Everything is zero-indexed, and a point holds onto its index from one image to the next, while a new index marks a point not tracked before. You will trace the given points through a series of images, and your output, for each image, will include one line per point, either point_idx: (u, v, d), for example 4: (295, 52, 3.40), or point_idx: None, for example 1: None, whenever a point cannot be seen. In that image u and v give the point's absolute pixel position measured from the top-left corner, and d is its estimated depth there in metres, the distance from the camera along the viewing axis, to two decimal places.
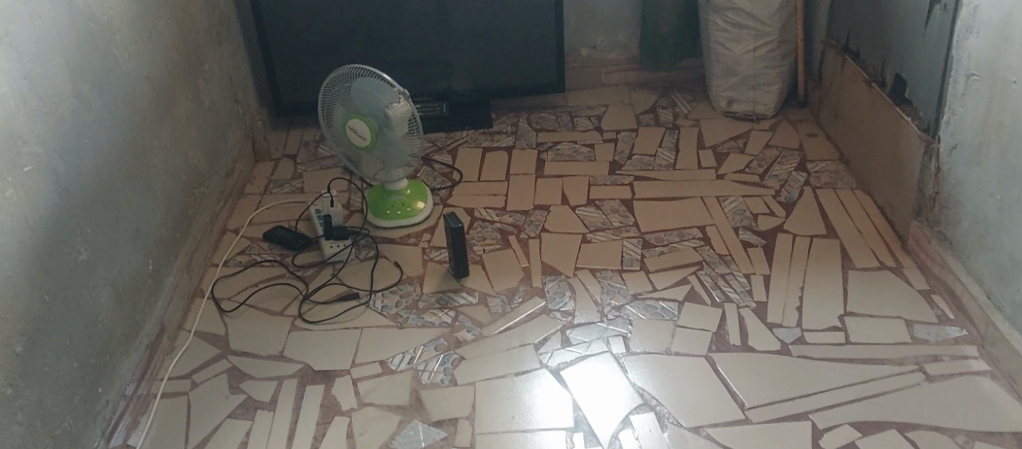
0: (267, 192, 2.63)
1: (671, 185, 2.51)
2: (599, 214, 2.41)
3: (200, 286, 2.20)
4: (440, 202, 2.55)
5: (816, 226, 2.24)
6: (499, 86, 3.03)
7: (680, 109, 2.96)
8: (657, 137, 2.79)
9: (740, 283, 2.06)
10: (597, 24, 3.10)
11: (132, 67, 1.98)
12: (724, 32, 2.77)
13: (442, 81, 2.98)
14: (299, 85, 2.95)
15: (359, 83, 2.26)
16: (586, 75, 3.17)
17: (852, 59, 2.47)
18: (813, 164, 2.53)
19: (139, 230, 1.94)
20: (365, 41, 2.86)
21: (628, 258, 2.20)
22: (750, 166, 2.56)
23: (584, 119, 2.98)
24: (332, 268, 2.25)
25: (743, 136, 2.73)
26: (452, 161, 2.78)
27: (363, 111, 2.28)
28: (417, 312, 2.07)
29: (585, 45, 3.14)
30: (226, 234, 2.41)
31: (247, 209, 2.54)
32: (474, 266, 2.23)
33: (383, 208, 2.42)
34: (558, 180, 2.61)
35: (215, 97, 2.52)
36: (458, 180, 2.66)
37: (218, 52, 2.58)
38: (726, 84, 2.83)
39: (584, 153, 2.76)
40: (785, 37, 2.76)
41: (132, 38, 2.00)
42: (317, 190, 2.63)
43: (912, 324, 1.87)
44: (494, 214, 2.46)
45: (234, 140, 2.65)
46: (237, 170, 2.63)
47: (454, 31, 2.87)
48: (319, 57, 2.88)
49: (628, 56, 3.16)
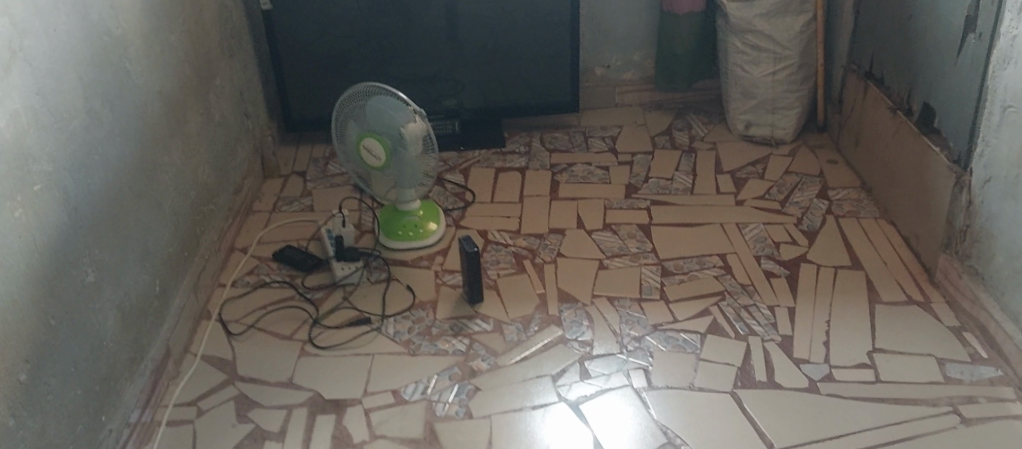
0: (276, 210, 2.57)
1: (689, 210, 2.45)
2: (616, 239, 2.35)
3: (208, 307, 2.14)
4: (453, 224, 2.49)
5: (840, 257, 2.19)
6: (512, 104, 2.98)
7: (696, 132, 2.91)
8: (673, 161, 2.74)
9: (764, 315, 2.00)
10: (612, 43, 3.05)
11: (144, 82, 1.93)
12: (743, 54, 2.72)
13: (452, 98, 2.94)
14: (309, 99, 2.90)
15: (374, 102, 2.21)
16: (600, 95, 3.12)
17: (875, 85, 2.41)
18: (834, 191, 2.48)
19: (148, 250, 1.88)
20: (376, 55, 2.81)
21: (646, 286, 2.14)
22: (770, 192, 2.51)
23: (598, 140, 2.93)
24: (342, 291, 2.19)
25: (762, 161, 2.68)
26: (464, 181, 2.73)
27: (378, 130, 2.23)
28: (430, 339, 2.01)
29: (599, 64, 3.09)
30: (234, 254, 2.36)
31: (255, 227, 2.48)
32: (489, 292, 2.17)
33: (394, 228, 2.36)
34: (573, 203, 2.56)
35: (225, 112, 2.46)
36: (470, 201, 2.61)
37: (229, 65, 2.53)
38: (744, 107, 2.78)
39: (599, 175, 2.70)
40: (805, 61, 2.71)
41: (144, 52, 1.95)
42: (327, 209, 2.57)
43: (943, 363, 1.82)
44: (508, 237, 2.41)
45: (243, 156, 2.59)
46: (245, 186, 2.57)
47: (466, 48, 2.83)
48: (330, 71, 2.83)
49: (643, 76, 3.11)
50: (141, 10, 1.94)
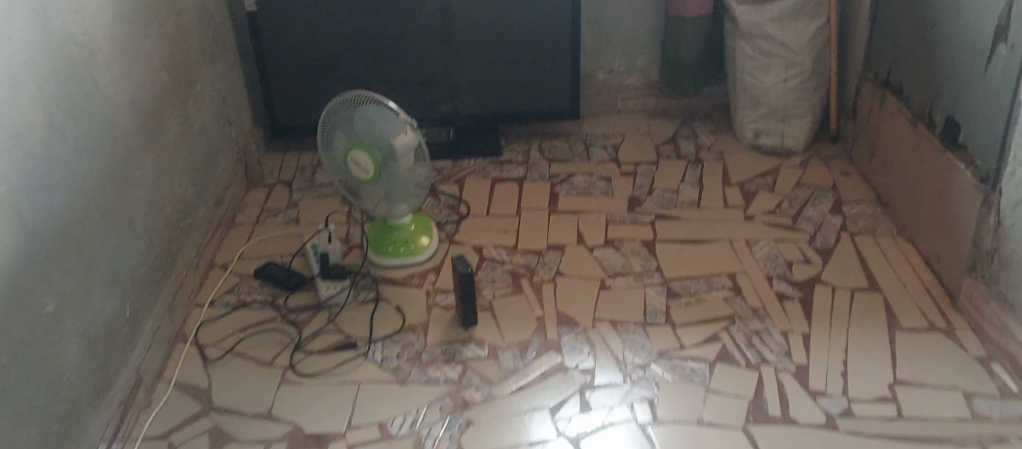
0: (259, 223, 2.44)
1: (695, 226, 2.32)
2: (618, 257, 2.22)
3: (184, 329, 2.01)
4: (446, 239, 2.36)
5: (857, 279, 2.06)
6: (509, 111, 2.85)
7: (702, 141, 2.78)
8: (679, 172, 2.61)
9: (778, 342, 1.88)
10: (614, 47, 2.92)
11: (114, 91, 1.80)
12: (752, 60, 2.60)
13: (447, 105, 2.81)
14: (297, 105, 2.77)
15: (362, 112, 2.09)
16: (601, 102, 2.99)
17: (893, 95, 2.28)
18: (849, 206, 2.35)
19: (116, 272, 1.75)
20: (368, 59, 2.68)
21: (651, 309, 2.01)
22: (781, 206, 2.38)
23: (599, 149, 2.80)
24: (327, 312, 2.06)
25: (772, 173, 2.55)
26: (458, 192, 2.60)
27: (367, 142, 2.11)
28: (420, 366, 1.88)
29: (600, 70, 2.96)
30: (213, 271, 2.23)
31: (237, 242, 2.35)
32: (483, 314, 2.04)
33: (384, 244, 2.24)
34: (573, 217, 2.43)
35: (205, 120, 2.33)
36: (465, 214, 2.48)
37: (210, 71, 2.40)
38: (753, 115, 2.66)
39: (600, 187, 2.58)
40: (817, 68, 2.58)
41: (114, 59, 1.82)
42: (314, 222, 2.44)
43: (970, 398, 1.70)
44: (505, 254, 2.28)
45: (225, 166, 2.46)
46: (227, 198, 2.44)
47: (461, 52, 2.70)
48: (319, 76, 2.71)
49: (647, 81, 2.98)
50: (111, 14, 1.81)
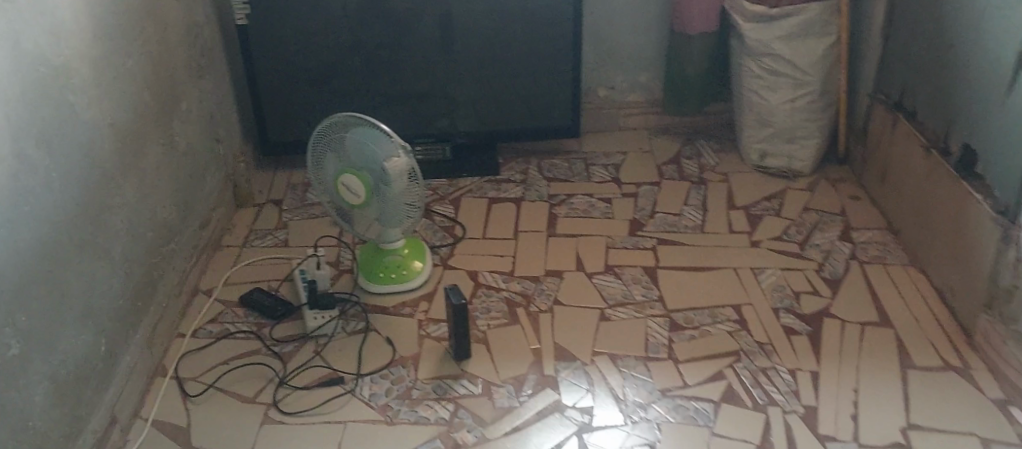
0: (247, 245, 2.36)
1: (699, 252, 2.24)
2: (619, 284, 2.13)
3: (164, 362, 1.94)
4: (440, 263, 2.28)
5: (867, 312, 1.97)
6: (508, 128, 2.77)
7: (707, 160, 2.69)
8: (682, 193, 2.53)
9: (785, 381, 1.79)
10: (617, 63, 2.84)
11: (94, 114, 1.72)
12: (758, 79, 2.52)
13: (444, 121, 2.73)
14: (289, 121, 2.69)
15: (355, 134, 2.00)
16: (603, 118, 2.91)
17: (906, 117, 2.20)
18: (858, 233, 2.26)
19: (92, 305, 1.67)
20: (363, 75, 2.60)
21: (653, 343, 1.92)
22: (788, 231, 2.30)
23: (599, 168, 2.71)
24: (314, 344, 1.98)
25: (778, 195, 2.47)
26: (453, 213, 2.52)
27: (359, 165, 2.02)
28: (410, 404, 1.80)
29: (602, 85, 2.88)
30: (197, 297, 2.15)
31: (223, 266, 2.27)
32: (477, 346, 1.95)
33: (375, 270, 2.15)
34: (572, 240, 2.35)
35: (193, 139, 2.25)
36: (460, 236, 2.39)
37: (199, 87, 2.32)
38: (759, 136, 2.58)
39: (601, 208, 2.49)
40: (826, 87, 2.50)
41: (94, 80, 1.73)
42: (304, 245, 2.36)
43: (988, 445, 1.62)
44: (501, 280, 2.20)
45: (213, 185, 2.38)
46: (214, 218, 2.36)
47: (459, 67, 2.62)
48: (313, 91, 2.63)
49: (650, 97, 2.90)
50: (90, 33, 1.73)
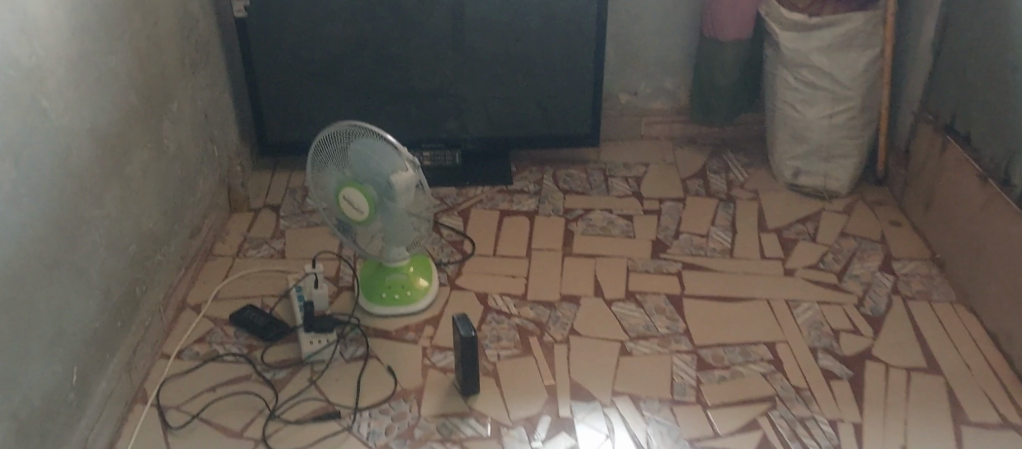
0: (241, 256, 2.20)
1: (727, 280, 2.07)
2: (640, 314, 1.97)
3: (144, 387, 1.78)
4: (447, 283, 2.12)
5: (915, 356, 1.81)
6: (522, 135, 2.61)
7: (735, 176, 2.52)
8: (708, 212, 2.36)
9: (825, 433, 1.63)
10: (640, 68, 2.67)
11: (69, 119, 1.55)
12: (795, 92, 2.35)
13: (455, 126, 2.56)
14: (291, 121, 2.52)
15: (357, 145, 1.84)
16: (623, 126, 2.74)
17: (957, 142, 2.03)
18: (900, 264, 2.09)
19: (62, 330, 1.52)
20: (369, 72, 2.43)
21: (678, 383, 1.76)
22: (823, 260, 2.13)
23: (620, 180, 2.54)
24: (309, 370, 1.82)
25: (812, 218, 2.30)
26: (462, 227, 2.35)
27: (362, 178, 1.86)
28: (412, 444, 1.64)
29: (624, 91, 2.70)
30: (184, 313, 2.00)
31: (214, 278, 2.11)
32: (486, 380, 1.80)
33: (377, 290, 2.00)
34: (589, 261, 2.18)
35: (181, 141, 2.10)
36: (469, 253, 2.23)
37: (191, 84, 2.16)
38: (793, 152, 2.42)
39: (621, 226, 2.33)
40: (867, 103, 2.33)
41: (71, 81, 1.57)
42: (302, 257, 2.20)
43: None
44: (512, 305, 2.03)
45: (203, 191, 2.22)
46: (205, 226, 2.21)
47: (474, 69, 2.45)
48: (315, 88, 2.46)
49: (674, 105, 2.73)
50: (67, 28, 1.56)
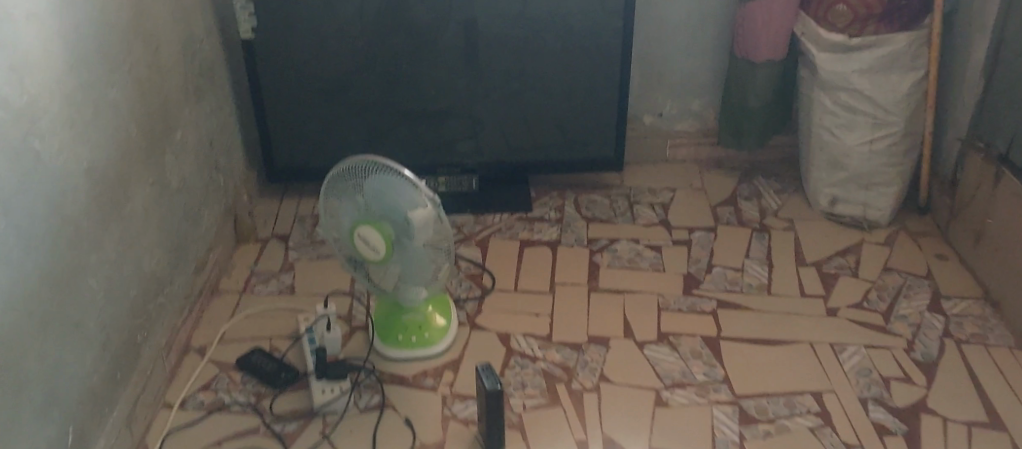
0: (249, 292, 2.09)
1: (766, 320, 1.95)
2: (675, 359, 1.85)
3: (146, 441, 1.68)
4: (467, 322, 1.99)
5: (972, 409, 1.68)
6: (543, 159, 2.48)
7: (767, 203, 2.40)
8: (742, 243, 2.24)
9: None
10: (667, 88, 2.54)
11: (63, 161, 1.46)
12: (832, 116, 2.23)
13: (472, 151, 2.44)
14: (300, 145, 2.40)
15: (374, 180, 1.72)
16: (649, 149, 2.61)
17: (1013, 175, 1.90)
18: (950, 303, 1.96)
19: (54, 390, 1.43)
20: (380, 93, 2.31)
21: (720, 439, 1.65)
22: (868, 298, 2.01)
23: (645, 207, 2.41)
24: (321, 422, 1.71)
25: (852, 250, 2.18)
26: (481, 259, 2.22)
27: (379, 215, 1.74)
28: None
29: (649, 112, 2.58)
30: (189, 356, 1.89)
31: (221, 318, 2.01)
32: (513, 433, 1.67)
33: (394, 333, 1.87)
34: (617, 298, 2.05)
35: (185, 173, 1.99)
36: (489, 288, 2.10)
37: (195, 112, 2.07)
38: (830, 179, 2.30)
39: (649, 258, 2.20)
40: (911, 129, 2.21)
41: (66, 121, 1.48)
42: (314, 293, 2.08)
43: None
44: (537, 347, 1.91)
45: (208, 223, 2.12)
46: (210, 261, 2.11)
47: (493, 91, 2.33)
48: (326, 111, 2.34)
49: (702, 127, 2.60)
50: (60, 65, 1.47)
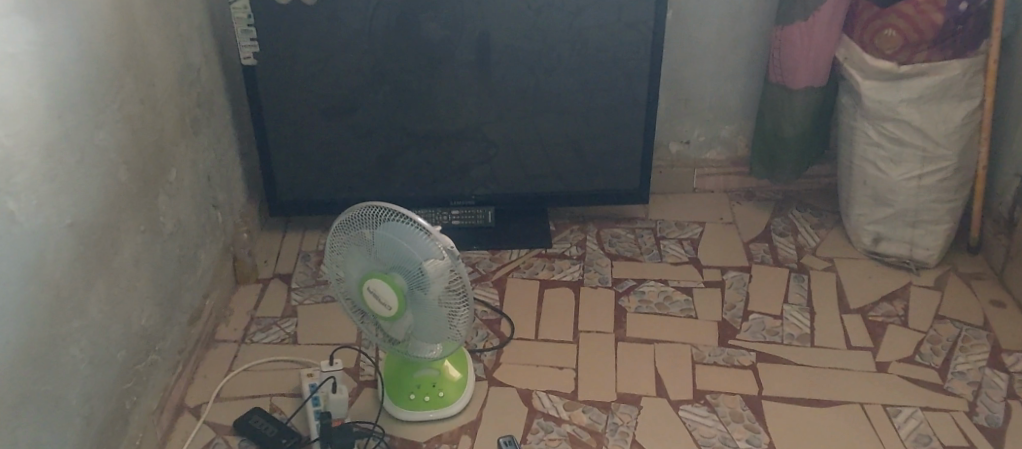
0: (248, 342, 1.94)
1: (810, 377, 1.80)
2: (713, 421, 1.70)
3: None
4: (485, 377, 1.83)
5: None
6: (563, 190, 2.31)
7: (804, 239, 2.25)
8: (779, 285, 2.08)
9: None
10: (696, 115, 2.38)
11: (45, 219, 1.32)
12: (877, 149, 2.07)
13: (486, 183, 2.27)
14: (302, 178, 2.23)
15: (387, 229, 1.56)
16: (675, 178, 2.46)
17: None
18: (1012, 359, 1.82)
19: None
20: (388, 120, 2.13)
21: None
22: (921, 350, 1.85)
23: (673, 243, 2.25)
24: None
25: (899, 295, 2.02)
26: (498, 301, 2.06)
27: (392, 267, 1.58)
28: None
29: (676, 140, 2.42)
30: (183, 418, 1.75)
31: (217, 372, 1.86)
32: None
33: (405, 391, 1.72)
34: (647, 347, 1.89)
35: (180, 215, 1.84)
36: (508, 336, 1.94)
37: (191, 146, 1.91)
38: (872, 215, 2.14)
39: (679, 301, 2.03)
40: (963, 163, 2.05)
41: (49, 173, 1.33)
42: (319, 344, 1.93)
43: None
44: (563, 406, 1.75)
45: (205, 266, 1.97)
46: (206, 308, 1.96)
47: (512, 119, 2.16)
48: (329, 143, 2.17)
49: (732, 156, 2.44)
50: (46, 111, 1.33)
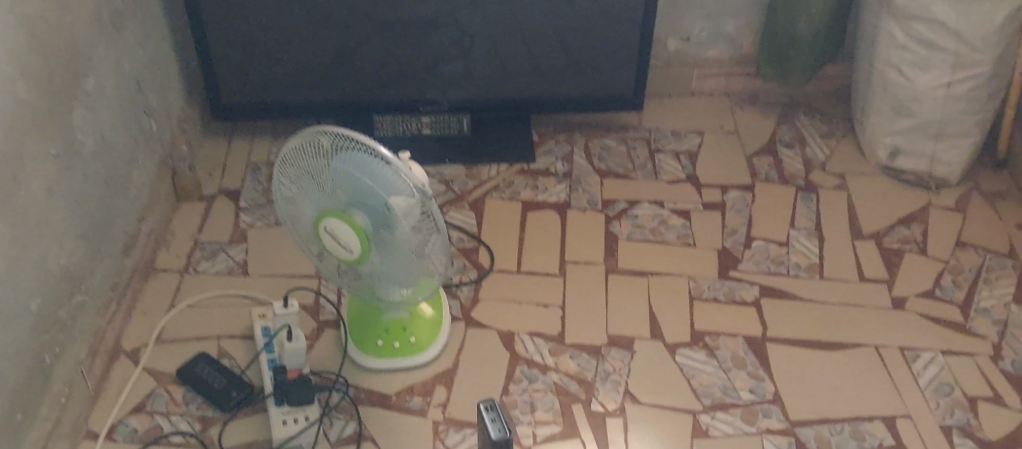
0: (192, 274, 1.73)
1: (820, 316, 1.63)
2: (712, 367, 1.53)
3: None
4: (460, 316, 1.63)
5: None
6: (547, 96, 2.05)
7: (813, 152, 2.04)
8: (786, 206, 1.88)
9: None
10: (698, 7, 2.10)
11: None
12: (903, 52, 1.83)
13: (459, 87, 1.99)
14: (249, 81, 1.95)
15: (343, 160, 1.31)
16: (672, 79, 2.20)
17: None
18: None
19: None
20: (344, 13, 1.83)
21: None
22: (941, 284, 1.69)
23: (669, 156, 2.03)
24: None
25: (917, 218, 1.85)
26: (475, 226, 1.85)
27: (351, 204, 1.34)
28: None
29: (675, 36, 2.15)
30: (118, 363, 1.55)
31: (157, 310, 1.65)
32: None
33: (372, 336, 1.52)
34: (640, 280, 1.71)
35: (103, 131, 1.58)
36: (485, 269, 1.74)
37: (113, 47, 1.62)
38: (892, 127, 1.92)
39: (675, 226, 1.83)
40: (997, 70, 1.81)
41: None
42: (275, 277, 1.72)
43: None
44: (547, 350, 1.57)
45: (138, 187, 1.72)
46: (143, 234, 1.73)
47: (486, 14, 1.86)
48: (276, 42, 1.87)
49: (735, 54, 2.19)
50: None
